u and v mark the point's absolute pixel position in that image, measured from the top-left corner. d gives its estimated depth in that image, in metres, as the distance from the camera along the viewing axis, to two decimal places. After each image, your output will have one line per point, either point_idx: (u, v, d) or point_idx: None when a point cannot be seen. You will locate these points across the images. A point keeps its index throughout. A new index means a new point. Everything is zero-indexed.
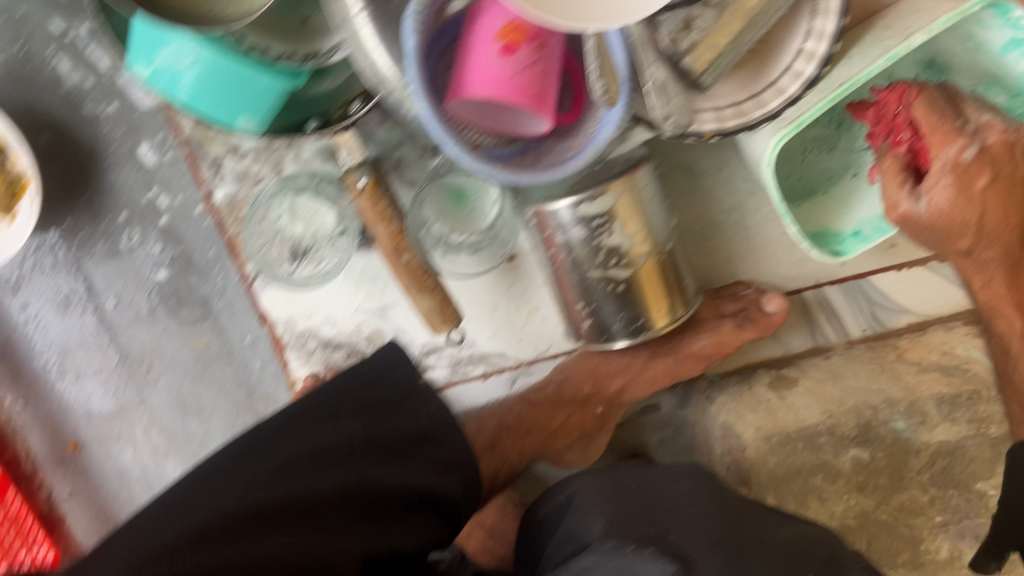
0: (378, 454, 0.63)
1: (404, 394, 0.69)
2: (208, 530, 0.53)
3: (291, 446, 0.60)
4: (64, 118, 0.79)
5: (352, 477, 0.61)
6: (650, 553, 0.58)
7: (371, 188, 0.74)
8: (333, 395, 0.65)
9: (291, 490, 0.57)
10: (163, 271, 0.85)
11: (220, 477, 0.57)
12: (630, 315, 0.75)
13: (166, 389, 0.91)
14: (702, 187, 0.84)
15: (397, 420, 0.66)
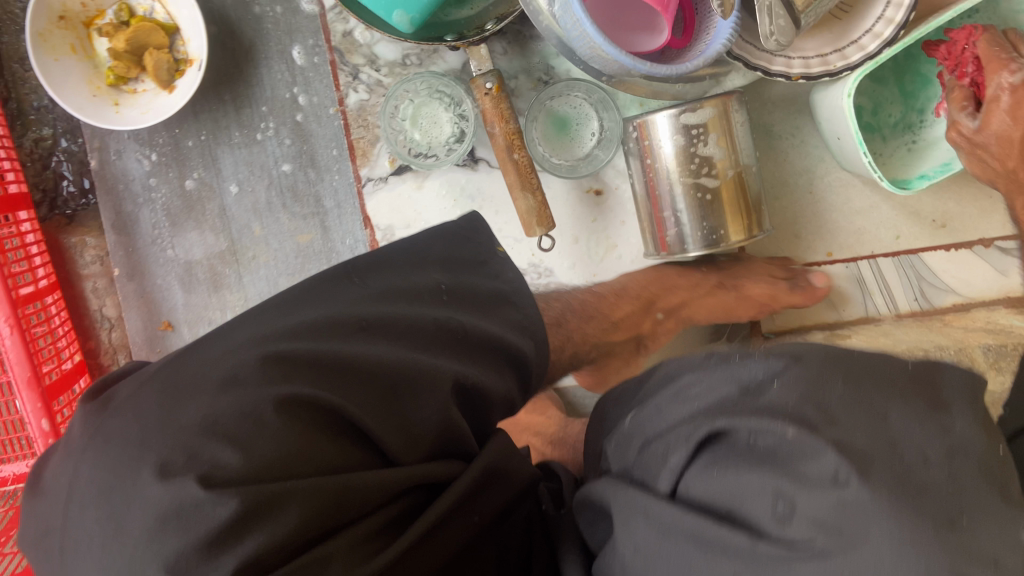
0: (455, 301, 0.60)
1: (483, 257, 0.67)
2: (280, 343, 0.51)
3: (370, 283, 0.59)
4: (235, 13, 0.91)
5: (431, 314, 0.58)
6: (756, 356, 0.50)
7: (497, 90, 0.84)
8: (416, 249, 0.64)
9: (367, 315, 0.55)
10: (287, 164, 0.95)
11: (301, 303, 0.56)
12: (711, 226, 0.82)
13: (263, 280, 0.97)
14: (775, 149, 0.95)
15: (475, 277, 0.64)
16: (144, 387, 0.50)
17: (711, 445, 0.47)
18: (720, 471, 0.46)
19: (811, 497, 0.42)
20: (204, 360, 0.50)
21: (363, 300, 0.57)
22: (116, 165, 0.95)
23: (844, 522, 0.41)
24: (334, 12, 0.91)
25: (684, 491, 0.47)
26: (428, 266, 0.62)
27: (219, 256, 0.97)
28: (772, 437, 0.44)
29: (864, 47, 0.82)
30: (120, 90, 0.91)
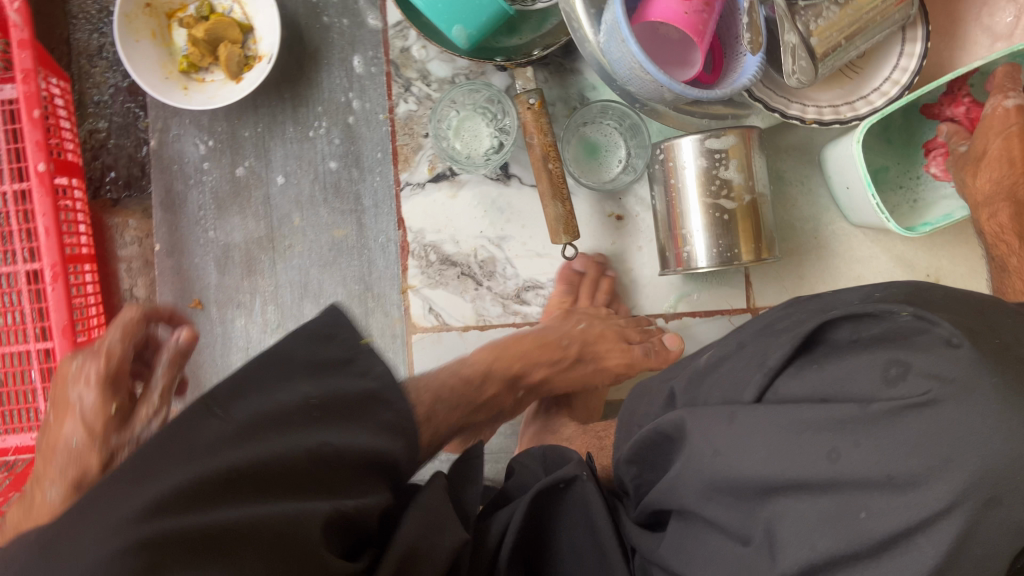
0: (331, 416, 0.58)
1: (349, 356, 0.64)
2: (184, 497, 0.45)
3: (242, 408, 0.53)
4: (305, 21, 1.00)
5: (317, 438, 0.55)
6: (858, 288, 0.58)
7: (538, 105, 0.92)
8: (278, 360, 0.59)
9: (261, 445, 0.51)
10: (333, 162, 1.01)
11: (179, 441, 0.49)
12: (727, 245, 0.88)
13: (295, 269, 1.02)
14: (785, 195, 1.02)
15: (343, 379, 0.62)
16: (19, 552, 0.43)
17: (813, 347, 0.52)
18: (818, 369, 0.50)
19: (924, 360, 0.45)
20: (97, 517, 0.43)
21: (233, 436, 0.50)
22: (173, 146, 1.02)
23: (954, 375, 0.43)
24: (395, 29, 1.00)
25: (774, 394, 0.52)
26: (295, 376, 0.59)
27: (256, 241, 1.02)
28: (880, 328, 0.48)
29: (873, 102, 0.92)
30: (190, 78, 0.98)
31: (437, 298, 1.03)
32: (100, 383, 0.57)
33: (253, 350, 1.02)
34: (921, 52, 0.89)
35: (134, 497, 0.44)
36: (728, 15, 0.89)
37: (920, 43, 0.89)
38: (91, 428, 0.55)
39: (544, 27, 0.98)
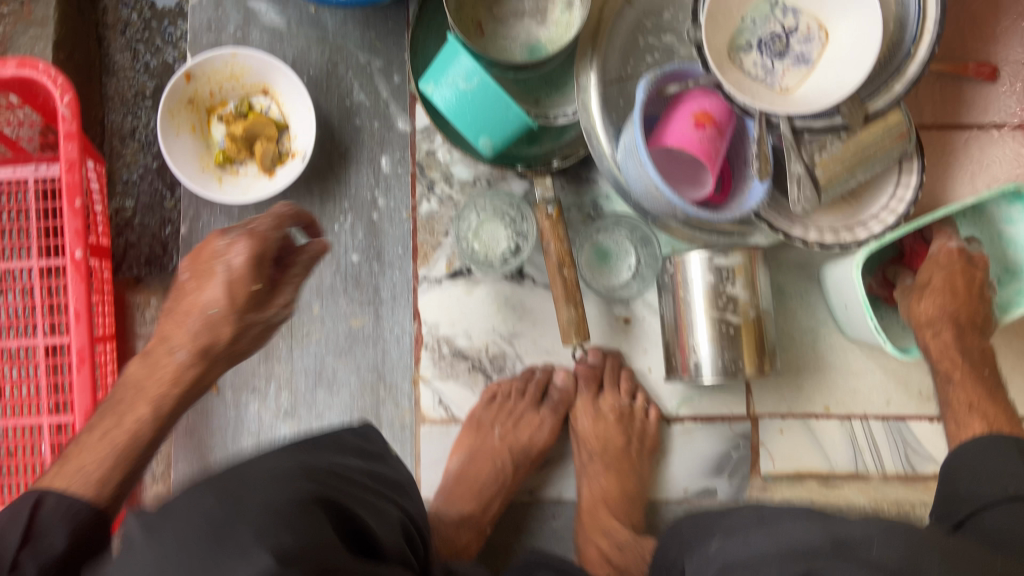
0: (379, 476, 0.70)
1: (382, 453, 0.78)
2: (284, 481, 0.54)
3: (306, 455, 0.63)
4: (339, 121, 1.05)
5: (367, 478, 0.67)
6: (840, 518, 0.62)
7: (555, 215, 0.97)
8: (336, 440, 0.72)
9: (331, 470, 0.62)
10: (355, 255, 1.06)
11: (268, 463, 0.58)
12: (732, 357, 0.92)
13: (312, 356, 1.06)
14: (787, 307, 1.07)
15: (383, 467, 0.74)
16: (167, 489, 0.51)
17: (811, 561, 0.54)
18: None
19: None
20: (237, 479, 0.52)
21: (304, 460, 0.62)
22: (202, 232, 1.06)
23: None
24: (423, 133, 1.05)
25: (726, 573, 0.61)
26: (347, 451, 0.71)
27: (275, 328, 1.05)
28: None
29: (871, 228, 0.97)
30: (225, 170, 1.03)
31: (447, 390, 1.06)
32: (247, 264, 0.73)
33: (263, 435, 1.05)
34: (916, 188, 0.95)
35: (246, 476, 0.53)
36: (737, 143, 0.96)
37: (914, 178, 0.96)
38: (231, 300, 0.73)
39: (563, 138, 1.05)
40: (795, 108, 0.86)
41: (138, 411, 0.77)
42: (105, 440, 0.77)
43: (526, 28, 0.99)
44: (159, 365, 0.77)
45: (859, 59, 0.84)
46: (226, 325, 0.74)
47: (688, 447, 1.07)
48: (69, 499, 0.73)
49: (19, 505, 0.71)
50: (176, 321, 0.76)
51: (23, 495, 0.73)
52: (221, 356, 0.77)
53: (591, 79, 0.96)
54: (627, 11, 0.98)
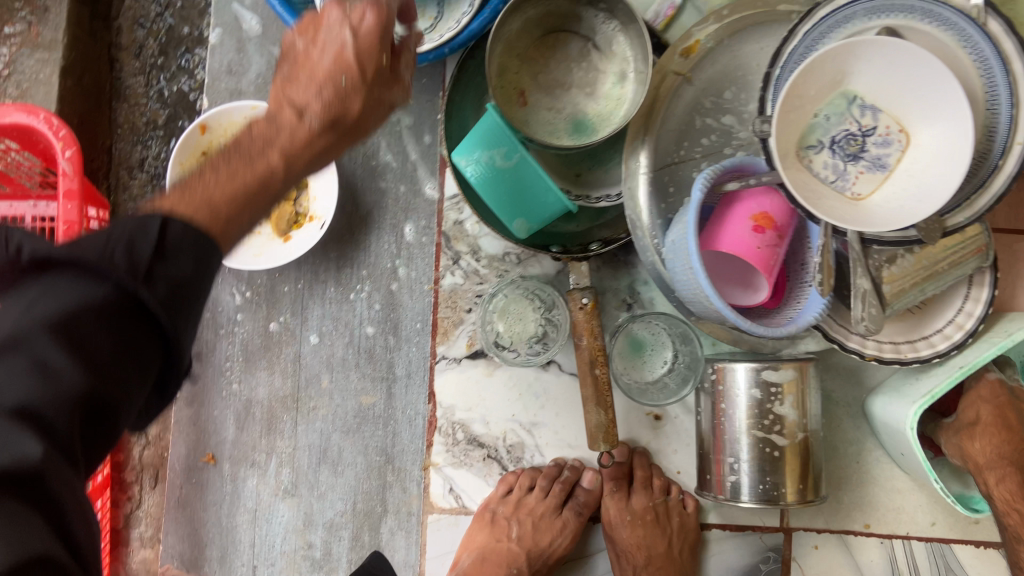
0: None
1: None
2: None
3: None
4: (363, 182, 0.98)
5: None
6: None
7: (591, 307, 0.87)
8: None
9: None
10: (370, 328, 0.98)
11: None
12: (772, 483, 0.85)
13: (316, 432, 0.98)
14: (831, 414, 0.99)
15: None
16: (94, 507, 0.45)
17: None
18: None
19: None
20: None
21: None
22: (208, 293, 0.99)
23: None
24: (451, 202, 0.97)
25: None
26: None
27: (281, 400, 0.99)
28: None
29: (935, 345, 0.89)
30: None
31: (459, 478, 0.98)
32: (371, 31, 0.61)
33: (260, 513, 0.99)
34: (986, 307, 0.87)
35: None
36: (795, 247, 0.87)
37: (986, 293, 0.87)
38: (360, 67, 0.61)
39: (602, 218, 0.96)
40: (861, 224, 0.77)
41: (268, 159, 0.59)
42: (234, 178, 0.57)
43: (573, 100, 0.91)
44: (290, 129, 0.60)
45: (940, 173, 0.76)
46: (356, 98, 0.62)
47: (717, 557, 1.00)
48: (195, 229, 0.53)
49: (146, 218, 0.51)
50: (297, 85, 0.62)
51: (143, 212, 0.52)
52: (350, 128, 0.64)
53: (640, 164, 0.89)
54: (685, 91, 0.89)
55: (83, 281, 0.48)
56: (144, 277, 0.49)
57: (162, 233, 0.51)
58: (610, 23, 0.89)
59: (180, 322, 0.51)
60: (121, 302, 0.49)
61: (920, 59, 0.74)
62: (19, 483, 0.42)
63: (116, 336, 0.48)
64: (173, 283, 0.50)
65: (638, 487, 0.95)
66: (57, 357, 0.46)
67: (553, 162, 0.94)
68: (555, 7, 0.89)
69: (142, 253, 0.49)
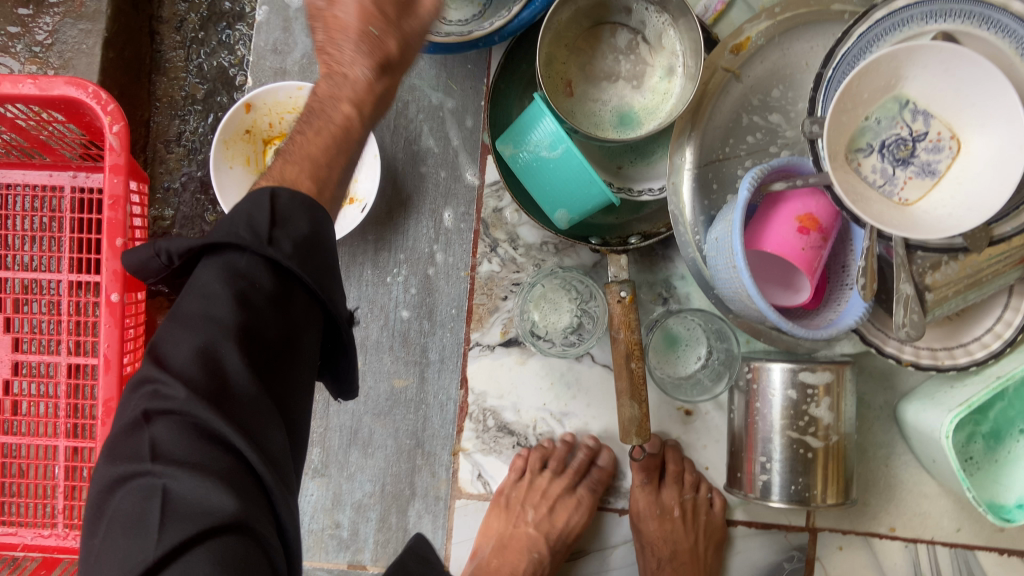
0: None
1: None
2: None
3: None
4: (403, 166, 0.97)
5: None
6: None
7: (628, 300, 0.87)
8: None
9: None
10: (405, 312, 0.98)
11: None
12: (803, 484, 0.86)
13: (347, 413, 0.99)
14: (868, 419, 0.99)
15: None
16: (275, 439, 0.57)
17: None
18: None
19: None
20: None
21: None
22: None
23: None
24: (492, 189, 0.97)
25: None
26: None
27: None
28: None
29: (972, 352, 0.89)
30: None
31: (487, 465, 0.99)
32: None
33: None
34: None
35: None
36: (839, 251, 0.87)
37: None
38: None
39: (642, 212, 0.96)
40: (906, 230, 0.77)
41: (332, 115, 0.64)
42: (322, 133, 0.63)
43: (619, 92, 0.91)
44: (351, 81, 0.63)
45: (990, 181, 0.75)
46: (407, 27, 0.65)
47: (742, 553, 1.00)
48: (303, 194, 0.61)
49: (257, 194, 0.60)
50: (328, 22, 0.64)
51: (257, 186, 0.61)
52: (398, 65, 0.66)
53: (684, 160, 0.89)
54: (733, 87, 0.89)
55: (230, 257, 0.59)
56: (270, 242, 0.58)
57: (273, 202, 0.59)
58: (660, 16, 0.88)
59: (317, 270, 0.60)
60: (262, 266, 0.59)
61: (982, 69, 0.73)
62: (203, 435, 0.54)
63: (267, 292, 0.59)
64: (296, 238, 0.59)
65: (669, 481, 0.95)
66: (227, 310, 0.57)
67: (595, 154, 0.94)
68: None
69: (262, 224, 0.58)
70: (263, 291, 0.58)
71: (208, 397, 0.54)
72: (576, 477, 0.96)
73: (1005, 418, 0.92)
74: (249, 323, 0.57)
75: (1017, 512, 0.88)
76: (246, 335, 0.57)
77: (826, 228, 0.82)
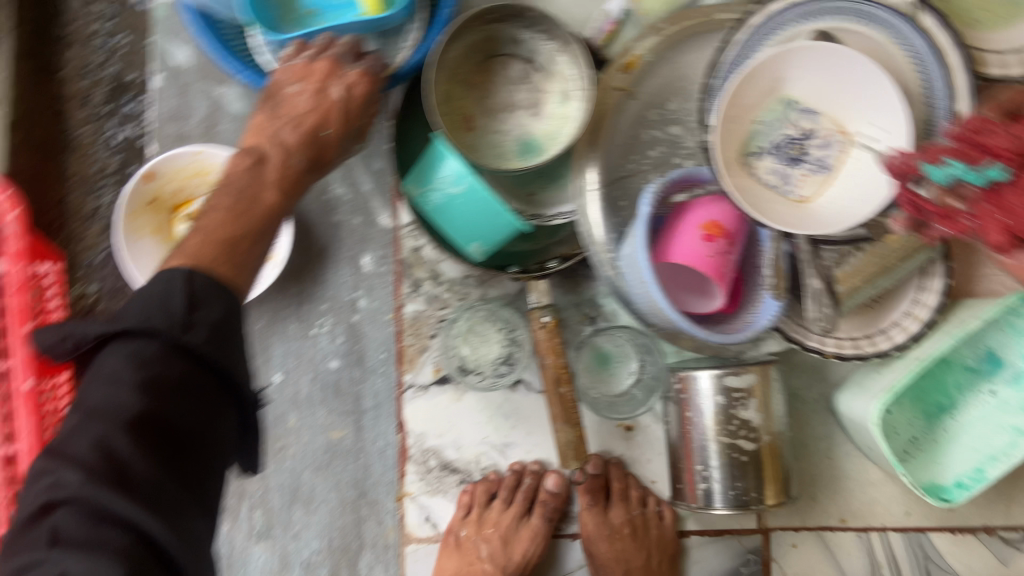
0: None
1: None
2: None
3: None
4: (316, 216, 0.97)
5: None
6: None
7: (552, 325, 0.88)
8: None
9: None
10: (334, 362, 0.98)
11: None
12: (742, 487, 0.86)
13: (286, 471, 0.98)
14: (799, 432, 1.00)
15: None
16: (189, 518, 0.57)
17: None
18: None
19: None
20: None
21: None
22: None
23: None
24: (407, 229, 0.97)
25: None
26: None
27: None
28: None
29: (892, 337, 0.90)
30: None
31: (434, 506, 0.98)
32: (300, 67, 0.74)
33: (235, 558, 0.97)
34: (940, 298, 0.89)
35: None
36: (749, 252, 0.88)
37: (939, 284, 0.89)
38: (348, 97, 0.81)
39: (559, 235, 0.96)
40: (799, 226, 0.79)
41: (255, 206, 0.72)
42: (231, 213, 0.70)
43: (519, 121, 0.92)
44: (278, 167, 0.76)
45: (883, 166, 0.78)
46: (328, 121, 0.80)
47: (700, 564, 0.99)
48: (215, 278, 0.63)
49: (171, 275, 0.62)
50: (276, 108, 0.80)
51: (172, 268, 0.63)
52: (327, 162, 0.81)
53: (589, 180, 0.89)
54: (629, 105, 0.90)
55: (137, 340, 0.59)
56: (184, 327, 0.59)
57: (188, 285, 0.62)
58: (549, 43, 0.89)
59: (228, 352, 0.61)
60: (171, 353, 0.59)
61: (861, 60, 0.77)
62: (110, 519, 0.53)
63: (177, 368, 0.59)
64: (209, 324, 0.61)
65: (615, 500, 0.95)
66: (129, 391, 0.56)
67: (504, 182, 0.93)
68: (493, 31, 0.90)
69: (178, 308, 0.59)
70: (170, 366, 0.58)
71: (108, 480, 0.53)
72: (524, 505, 0.96)
73: (932, 403, 0.94)
74: (158, 403, 0.57)
75: (957, 492, 0.90)
76: (155, 416, 0.57)
77: (732, 232, 0.84)
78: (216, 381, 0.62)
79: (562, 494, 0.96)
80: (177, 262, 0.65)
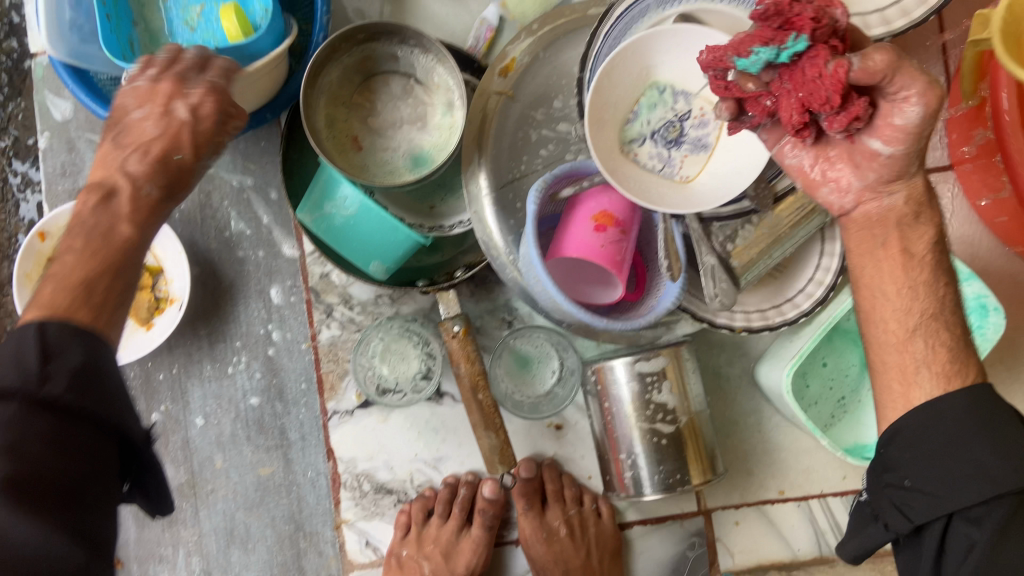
0: None
1: None
2: None
3: None
4: (220, 255, 0.97)
5: None
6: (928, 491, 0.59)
7: (463, 333, 0.88)
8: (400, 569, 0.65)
9: None
10: (254, 398, 0.97)
11: None
12: (667, 470, 0.86)
13: (219, 513, 0.97)
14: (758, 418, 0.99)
15: None
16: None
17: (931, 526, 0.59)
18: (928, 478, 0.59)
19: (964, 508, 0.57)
20: None
21: None
22: None
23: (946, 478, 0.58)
24: (312, 256, 0.97)
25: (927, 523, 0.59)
26: None
27: (176, 489, 0.97)
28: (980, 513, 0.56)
29: (799, 305, 0.91)
30: None
31: (373, 530, 0.97)
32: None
33: None
34: (840, 261, 0.89)
35: None
36: (644, 237, 0.89)
37: (839, 247, 0.90)
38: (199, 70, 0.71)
39: (465, 244, 0.97)
40: (682, 206, 0.80)
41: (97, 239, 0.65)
42: (85, 253, 0.65)
43: (407, 136, 0.92)
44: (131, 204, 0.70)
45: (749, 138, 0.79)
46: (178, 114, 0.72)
47: (644, 553, 1.00)
48: (69, 324, 0.59)
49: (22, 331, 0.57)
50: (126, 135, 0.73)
51: (21, 325, 0.58)
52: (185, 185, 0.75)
53: (481, 186, 0.90)
54: (512, 108, 0.91)
55: None
56: (42, 379, 0.55)
57: (40, 337, 0.57)
58: (425, 57, 0.90)
59: (94, 398, 0.57)
60: (33, 414, 0.54)
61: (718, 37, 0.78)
62: None
63: (41, 431, 0.54)
64: (71, 371, 0.57)
65: (552, 501, 0.95)
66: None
67: (402, 199, 0.94)
68: (368, 51, 0.90)
69: (29, 363, 0.55)
70: (32, 429, 0.54)
71: None
72: (461, 518, 0.95)
73: (852, 364, 0.97)
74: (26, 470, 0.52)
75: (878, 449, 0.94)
76: (26, 485, 0.52)
77: (623, 219, 0.84)
78: (93, 426, 0.58)
79: (499, 500, 0.94)
80: (30, 315, 0.60)
